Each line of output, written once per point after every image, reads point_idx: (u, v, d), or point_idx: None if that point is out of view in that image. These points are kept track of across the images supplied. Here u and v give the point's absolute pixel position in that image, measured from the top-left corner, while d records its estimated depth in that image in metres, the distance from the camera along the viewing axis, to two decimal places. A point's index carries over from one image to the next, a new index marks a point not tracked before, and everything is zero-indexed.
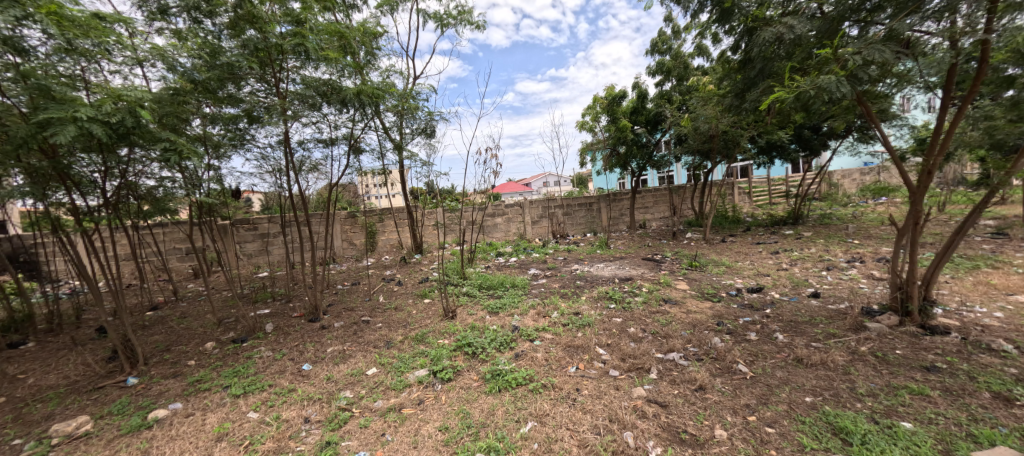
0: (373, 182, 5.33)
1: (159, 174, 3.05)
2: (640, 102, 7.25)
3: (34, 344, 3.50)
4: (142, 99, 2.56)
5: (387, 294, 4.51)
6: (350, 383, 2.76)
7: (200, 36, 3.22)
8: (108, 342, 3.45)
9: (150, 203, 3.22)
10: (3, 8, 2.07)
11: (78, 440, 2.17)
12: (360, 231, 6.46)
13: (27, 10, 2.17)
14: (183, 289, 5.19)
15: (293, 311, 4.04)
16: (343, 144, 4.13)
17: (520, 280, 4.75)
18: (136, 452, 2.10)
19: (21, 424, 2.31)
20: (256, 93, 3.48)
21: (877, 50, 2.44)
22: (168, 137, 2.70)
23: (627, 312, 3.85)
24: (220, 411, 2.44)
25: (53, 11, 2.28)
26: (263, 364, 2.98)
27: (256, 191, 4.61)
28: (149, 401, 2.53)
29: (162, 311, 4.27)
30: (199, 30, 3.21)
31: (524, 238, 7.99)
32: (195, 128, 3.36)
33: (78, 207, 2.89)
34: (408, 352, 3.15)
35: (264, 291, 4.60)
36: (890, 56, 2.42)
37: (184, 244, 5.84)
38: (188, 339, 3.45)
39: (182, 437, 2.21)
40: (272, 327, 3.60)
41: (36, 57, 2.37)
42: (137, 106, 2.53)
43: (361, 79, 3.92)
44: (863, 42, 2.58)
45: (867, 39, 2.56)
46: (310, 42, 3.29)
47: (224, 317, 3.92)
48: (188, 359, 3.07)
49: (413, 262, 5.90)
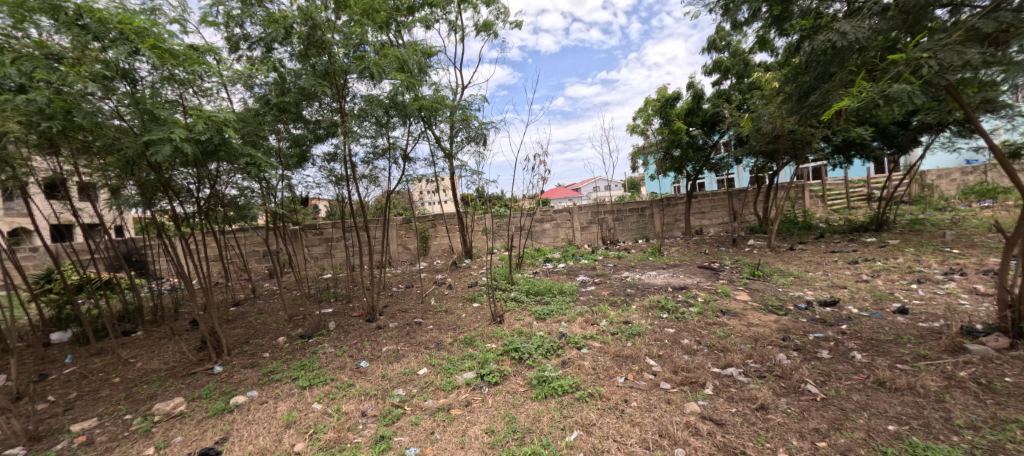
0: (426, 190, 5.45)
1: (240, 184, 3.45)
2: (695, 102, 6.89)
3: (143, 332, 4.03)
4: (227, 117, 2.84)
5: (438, 297, 4.64)
6: (403, 382, 2.90)
7: (272, 62, 3.51)
8: (198, 332, 3.88)
9: (234, 210, 3.62)
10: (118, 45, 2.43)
11: (174, 419, 2.48)
12: (414, 235, 6.73)
13: (136, 46, 2.51)
14: (261, 288, 5.72)
15: (353, 311, 4.29)
16: (398, 155, 4.25)
17: (568, 286, 4.68)
18: (220, 433, 2.36)
19: (131, 401, 2.69)
20: (321, 112, 3.74)
21: (958, 52, 2.28)
22: (249, 152, 2.98)
23: (681, 323, 3.67)
24: (289, 401, 2.67)
25: (156, 45, 2.61)
26: (326, 359, 3.20)
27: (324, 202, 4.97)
28: (231, 388, 2.81)
29: (243, 307, 4.74)
30: (273, 57, 3.48)
31: (572, 243, 7.88)
32: (270, 143, 3.68)
33: (176, 213, 3.30)
34: (457, 354, 3.24)
35: (328, 291, 4.94)
36: (973, 56, 2.25)
37: (260, 247, 6.43)
38: (264, 333, 3.79)
39: (257, 422, 2.46)
40: (334, 325, 3.85)
41: (141, 85, 2.68)
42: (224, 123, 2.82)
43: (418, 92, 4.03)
44: (938, 41, 2.42)
45: (945, 38, 2.40)
46: (373, 62, 3.50)
47: (294, 315, 4.27)
48: (263, 351, 3.38)
49: (464, 266, 6.06)
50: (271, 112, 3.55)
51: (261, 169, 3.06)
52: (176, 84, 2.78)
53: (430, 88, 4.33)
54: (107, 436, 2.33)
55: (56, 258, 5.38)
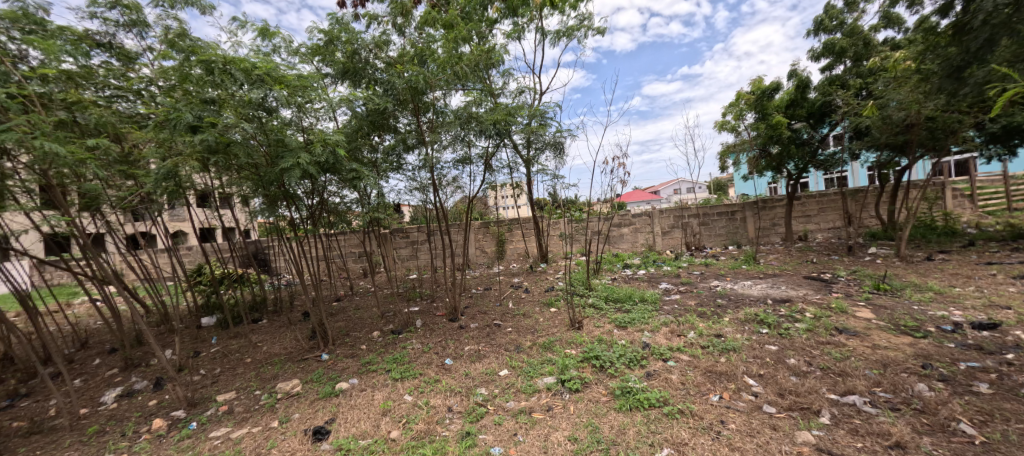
0: (504, 195, 5.57)
1: (341, 193, 3.82)
2: (799, 92, 6.17)
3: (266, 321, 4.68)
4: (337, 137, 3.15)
5: (516, 301, 4.69)
6: (485, 381, 2.97)
7: (368, 82, 3.77)
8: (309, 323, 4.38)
9: (337, 215, 4.04)
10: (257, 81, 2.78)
11: (292, 398, 2.82)
12: (491, 239, 6.93)
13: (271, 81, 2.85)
14: (357, 286, 6.32)
15: (437, 310, 4.52)
16: (478, 163, 4.39)
17: (650, 294, 4.43)
18: (329, 414, 2.64)
19: (260, 380, 3.11)
20: (409, 126, 3.99)
21: None
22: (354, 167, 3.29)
23: (785, 340, 3.25)
24: (384, 391, 2.88)
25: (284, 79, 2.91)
26: (415, 354, 3.40)
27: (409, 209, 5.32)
28: (336, 374, 3.12)
29: (343, 302, 5.27)
30: (370, 78, 3.74)
31: (653, 249, 7.49)
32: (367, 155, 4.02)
33: (293, 217, 3.78)
34: (537, 358, 3.23)
35: (414, 291, 5.28)
36: None
37: (356, 249, 7.12)
38: (362, 327, 4.16)
39: (358, 407, 2.70)
40: (421, 323, 4.09)
41: (274, 112, 3.01)
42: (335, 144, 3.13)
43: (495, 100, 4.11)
44: None
45: None
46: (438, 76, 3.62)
47: (386, 311, 4.62)
48: (361, 344, 3.70)
49: (539, 271, 6.09)
50: (368, 128, 3.86)
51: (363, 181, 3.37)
52: (296, 109, 3.09)
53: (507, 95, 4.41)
54: (243, 408, 2.73)
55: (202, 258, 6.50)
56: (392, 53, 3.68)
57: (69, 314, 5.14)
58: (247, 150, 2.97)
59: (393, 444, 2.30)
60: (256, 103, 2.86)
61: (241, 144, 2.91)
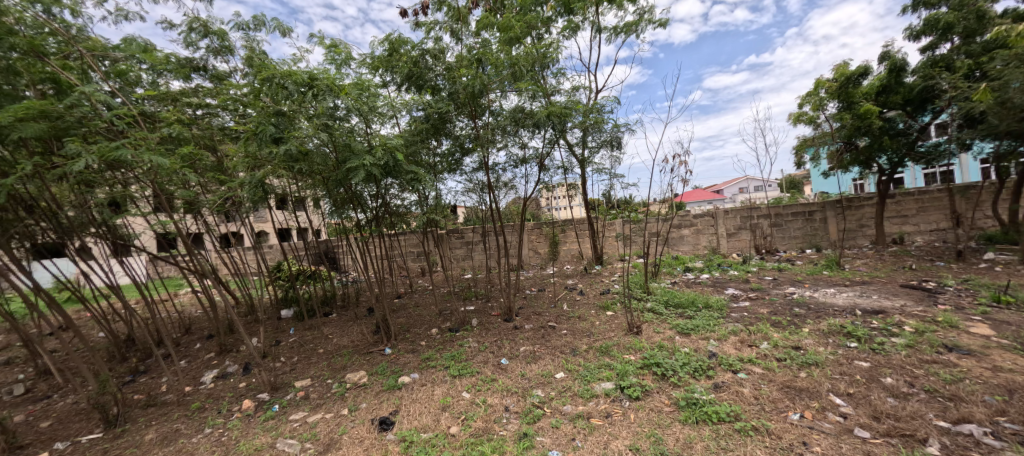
0: (558, 195, 5.52)
1: (401, 195, 3.99)
2: (893, 77, 5.47)
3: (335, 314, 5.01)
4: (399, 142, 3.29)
5: (570, 303, 4.62)
6: (541, 383, 2.95)
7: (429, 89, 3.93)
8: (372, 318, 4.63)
9: (398, 216, 4.23)
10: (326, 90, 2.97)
11: (359, 388, 3.00)
12: (544, 240, 6.91)
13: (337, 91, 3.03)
14: (415, 284, 6.60)
15: (492, 310, 4.58)
16: (532, 163, 4.38)
17: (715, 300, 4.15)
18: (393, 405, 2.76)
19: (330, 370, 3.34)
20: (465, 129, 4.07)
21: None
22: (414, 169, 3.43)
23: (880, 356, 2.88)
24: (443, 387, 2.97)
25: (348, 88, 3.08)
26: (471, 353, 3.47)
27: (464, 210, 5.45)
28: (398, 368, 3.27)
29: (403, 299, 5.51)
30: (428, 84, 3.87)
31: (717, 252, 7.05)
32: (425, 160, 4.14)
33: (359, 219, 4.01)
34: (594, 362, 3.15)
35: (469, 290, 5.39)
36: None
37: (415, 248, 7.44)
38: (421, 323, 4.33)
39: (419, 401, 2.80)
40: (476, 322, 4.17)
41: (340, 120, 3.21)
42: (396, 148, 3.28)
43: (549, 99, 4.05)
44: None
45: None
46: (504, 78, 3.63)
47: (443, 309, 4.77)
48: (420, 340, 3.85)
49: (594, 273, 5.96)
50: (426, 132, 3.99)
51: (423, 183, 3.49)
52: (361, 117, 3.28)
53: (562, 94, 4.34)
54: (317, 395, 2.95)
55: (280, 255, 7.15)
56: (450, 58, 3.76)
57: (177, 302, 5.92)
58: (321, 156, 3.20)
59: (453, 440, 2.35)
60: (329, 112, 3.06)
61: (316, 151, 3.13)
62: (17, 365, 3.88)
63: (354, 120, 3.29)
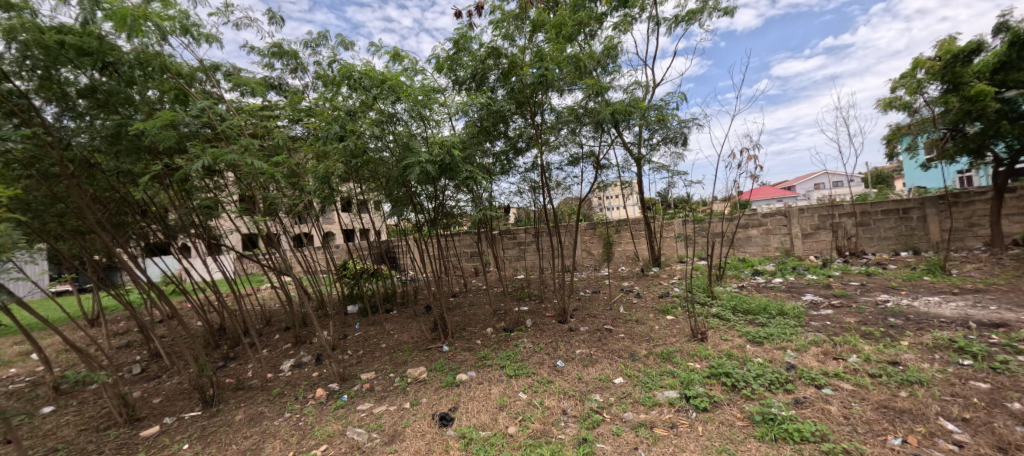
0: (613, 194, 5.36)
1: (456, 197, 4.08)
2: (1015, 51, 4.67)
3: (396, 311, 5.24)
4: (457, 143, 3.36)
5: (627, 306, 4.46)
6: (599, 387, 2.87)
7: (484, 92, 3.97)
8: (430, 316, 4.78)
9: (455, 217, 4.33)
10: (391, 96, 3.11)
11: (420, 383, 3.11)
12: (598, 241, 6.77)
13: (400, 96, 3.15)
14: (470, 283, 6.74)
15: (546, 311, 4.54)
16: (587, 162, 4.28)
17: (792, 307, 3.79)
18: (451, 402, 2.82)
19: (392, 364, 3.49)
20: (519, 129, 4.07)
21: None
22: (471, 170, 3.48)
23: (1006, 377, 2.44)
24: (500, 386, 2.98)
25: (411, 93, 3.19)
26: (526, 353, 3.46)
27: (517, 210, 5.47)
28: (456, 365, 3.34)
29: (459, 298, 5.64)
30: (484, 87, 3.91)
31: (791, 254, 6.50)
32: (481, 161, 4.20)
33: (418, 220, 4.16)
34: (655, 369, 3.01)
35: (522, 290, 5.39)
36: None
37: (469, 249, 7.61)
38: (476, 322, 4.40)
39: (477, 399, 2.84)
40: (531, 323, 4.16)
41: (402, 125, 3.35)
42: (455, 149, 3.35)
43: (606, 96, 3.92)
44: None
45: None
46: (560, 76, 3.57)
47: (497, 309, 4.81)
48: (476, 338, 3.91)
49: (651, 275, 5.72)
50: (481, 134, 4.04)
51: (479, 183, 3.54)
52: (421, 121, 3.39)
53: (620, 89, 4.18)
54: (381, 387, 3.10)
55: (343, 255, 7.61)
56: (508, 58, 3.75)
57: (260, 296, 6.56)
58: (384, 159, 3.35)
59: (511, 440, 2.35)
60: (390, 115, 3.19)
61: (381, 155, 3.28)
62: (134, 348, 4.49)
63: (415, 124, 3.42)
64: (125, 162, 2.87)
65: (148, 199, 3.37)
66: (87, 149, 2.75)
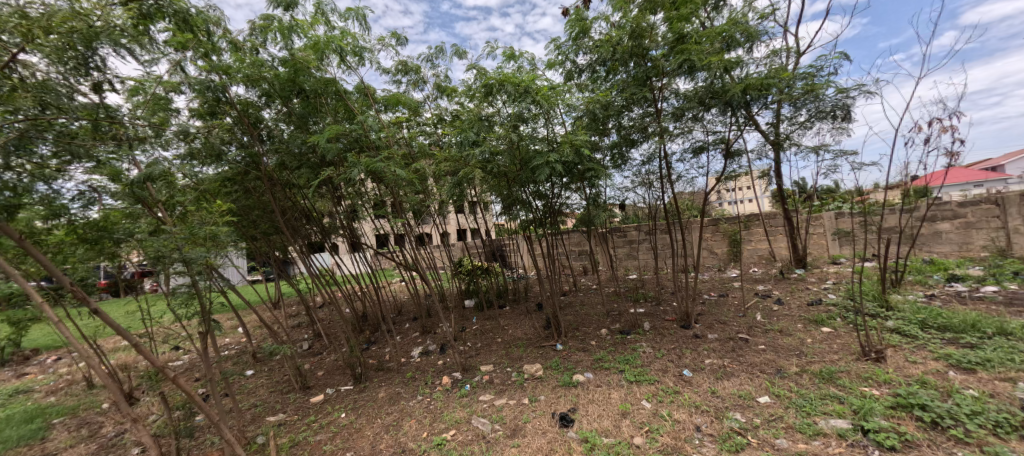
0: (745, 183, 4.77)
1: (566, 196, 4.01)
2: None
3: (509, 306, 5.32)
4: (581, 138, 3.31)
5: (766, 313, 3.88)
6: (739, 405, 2.51)
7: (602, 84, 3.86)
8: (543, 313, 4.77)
9: (571, 214, 4.25)
10: (523, 96, 3.23)
11: (537, 380, 3.13)
12: (722, 239, 6.16)
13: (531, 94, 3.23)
14: (579, 281, 6.62)
15: (665, 314, 4.21)
16: (715, 151, 3.83)
17: (1022, 326, 2.84)
18: (570, 403, 2.77)
19: (510, 359, 3.59)
20: (633, 120, 3.82)
21: None
22: (593, 165, 3.39)
23: None
24: (621, 391, 2.83)
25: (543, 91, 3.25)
26: (647, 359, 3.23)
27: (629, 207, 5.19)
28: (572, 365, 3.29)
29: (569, 296, 5.56)
30: (603, 78, 3.81)
31: (1007, 255, 4.94)
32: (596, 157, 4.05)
33: (527, 219, 4.11)
34: (812, 391, 2.53)
35: (637, 291, 5.08)
36: None
37: (577, 247, 7.57)
38: (589, 322, 4.28)
39: (597, 403, 2.73)
40: (649, 326, 3.89)
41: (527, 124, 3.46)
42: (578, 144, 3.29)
43: (747, 71, 3.38)
44: None
45: None
46: (694, 54, 3.16)
47: (611, 310, 4.61)
48: (591, 339, 3.80)
49: (795, 278, 4.91)
50: (594, 130, 3.90)
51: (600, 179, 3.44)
52: (544, 119, 3.48)
53: (761, 63, 3.61)
54: (500, 380, 3.20)
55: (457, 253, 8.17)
56: (649, 37, 3.37)
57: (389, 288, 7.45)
58: (502, 159, 3.46)
59: (639, 451, 2.18)
60: (520, 115, 3.34)
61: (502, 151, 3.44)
62: (304, 328, 5.48)
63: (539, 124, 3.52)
64: (298, 173, 3.45)
65: (311, 205, 4.03)
66: (274, 166, 3.36)
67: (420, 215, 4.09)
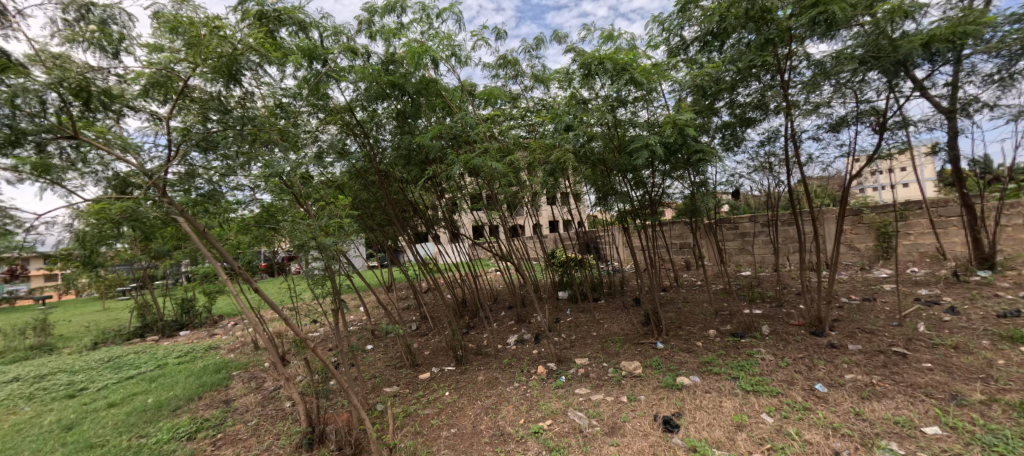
0: (904, 164, 3.90)
1: (667, 184, 3.72)
2: None
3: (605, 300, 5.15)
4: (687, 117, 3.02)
5: (934, 324, 3.14)
6: (897, 433, 2.06)
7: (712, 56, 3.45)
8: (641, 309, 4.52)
9: (675, 204, 3.93)
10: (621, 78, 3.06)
11: (636, 379, 2.99)
12: (868, 233, 5.42)
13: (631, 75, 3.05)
14: (681, 277, 6.16)
15: (789, 318, 3.68)
16: (862, 124, 3.18)
17: None
18: (674, 407, 2.57)
19: (606, 354, 3.49)
20: (750, 96, 3.36)
21: None
22: (702, 146, 3.07)
23: None
24: (735, 401, 2.54)
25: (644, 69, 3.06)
26: (767, 367, 2.86)
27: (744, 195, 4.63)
28: (675, 367, 3.07)
29: (670, 292, 5.19)
30: (714, 50, 3.39)
31: None
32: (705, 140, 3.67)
33: (624, 209, 3.90)
34: (1011, 427, 1.96)
35: (752, 291, 4.54)
36: None
37: (678, 240, 7.11)
38: (694, 321, 3.96)
39: (706, 410, 2.49)
40: (769, 330, 3.44)
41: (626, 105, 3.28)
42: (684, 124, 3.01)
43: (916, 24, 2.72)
44: None
45: None
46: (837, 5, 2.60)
47: (720, 309, 4.20)
48: (696, 340, 3.51)
49: (977, 283, 3.89)
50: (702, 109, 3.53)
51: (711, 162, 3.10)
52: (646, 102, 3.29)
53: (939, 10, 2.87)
54: (596, 375, 3.14)
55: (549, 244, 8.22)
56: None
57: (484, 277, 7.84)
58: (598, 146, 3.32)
59: None
60: (618, 99, 3.20)
61: (599, 135, 3.35)
62: (411, 310, 6.07)
63: (639, 106, 3.34)
64: (406, 169, 3.75)
65: (418, 199, 4.37)
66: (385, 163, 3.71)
67: (515, 207, 4.17)
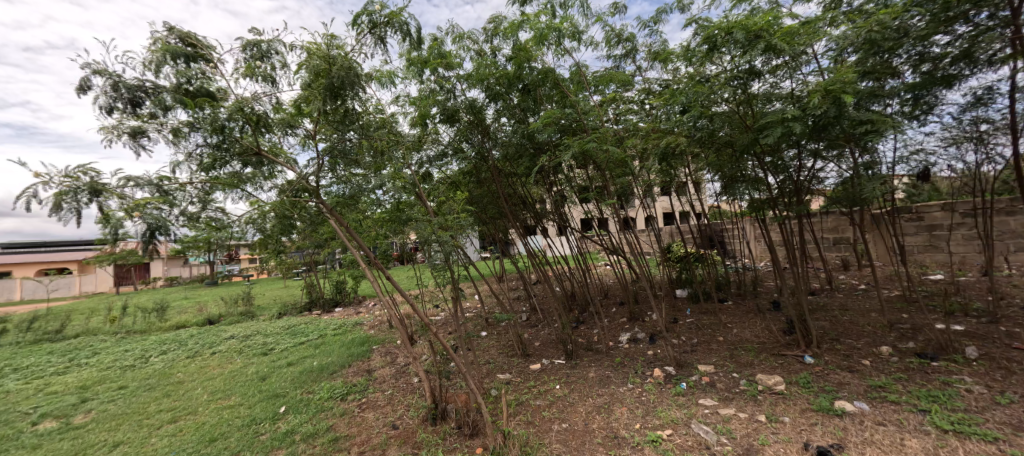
0: None
1: (815, 166, 3.14)
2: None
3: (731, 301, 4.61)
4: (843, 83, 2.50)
5: None
6: None
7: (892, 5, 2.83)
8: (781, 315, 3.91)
9: (829, 191, 3.29)
10: (752, 46, 2.59)
11: (777, 396, 2.58)
12: None
13: (767, 42, 2.56)
14: (837, 278, 5.19)
15: (1014, 340, 2.77)
16: None
17: None
18: (832, 436, 2.12)
19: (737, 363, 3.11)
20: (948, 46, 2.64)
21: None
22: (869, 117, 2.50)
23: None
24: (928, 440, 1.97)
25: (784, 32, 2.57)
26: (977, 402, 2.19)
27: (936, 177, 3.60)
28: (832, 388, 2.56)
29: (820, 297, 4.38)
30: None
31: None
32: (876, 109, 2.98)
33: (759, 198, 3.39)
34: None
35: (947, 301, 3.55)
36: None
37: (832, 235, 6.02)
38: (857, 334, 3.27)
39: (880, 446, 1.99)
40: (978, 354, 2.65)
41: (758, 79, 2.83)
42: (838, 90, 2.49)
43: None
44: None
45: None
46: None
47: (897, 321, 3.39)
48: (862, 358, 2.88)
49: None
50: (872, 72, 2.87)
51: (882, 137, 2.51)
52: (790, 70, 2.80)
53: None
54: (724, 386, 2.81)
55: (664, 238, 7.65)
56: None
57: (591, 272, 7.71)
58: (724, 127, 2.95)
59: None
60: (749, 71, 2.75)
61: (724, 114, 2.96)
62: (521, 301, 6.29)
63: (778, 76, 2.87)
64: (516, 163, 3.84)
65: (527, 192, 4.45)
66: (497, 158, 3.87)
67: (629, 198, 3.96)
